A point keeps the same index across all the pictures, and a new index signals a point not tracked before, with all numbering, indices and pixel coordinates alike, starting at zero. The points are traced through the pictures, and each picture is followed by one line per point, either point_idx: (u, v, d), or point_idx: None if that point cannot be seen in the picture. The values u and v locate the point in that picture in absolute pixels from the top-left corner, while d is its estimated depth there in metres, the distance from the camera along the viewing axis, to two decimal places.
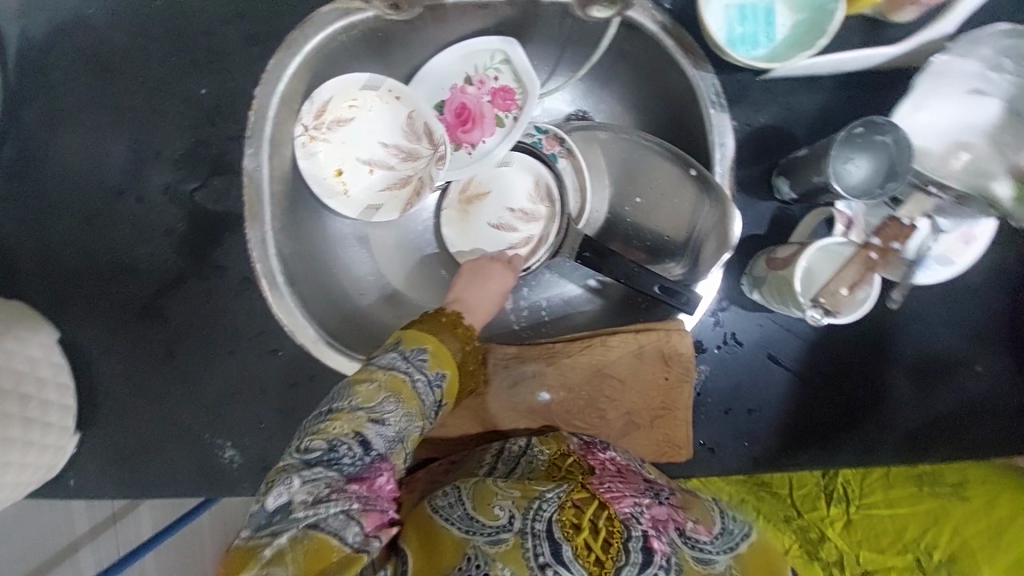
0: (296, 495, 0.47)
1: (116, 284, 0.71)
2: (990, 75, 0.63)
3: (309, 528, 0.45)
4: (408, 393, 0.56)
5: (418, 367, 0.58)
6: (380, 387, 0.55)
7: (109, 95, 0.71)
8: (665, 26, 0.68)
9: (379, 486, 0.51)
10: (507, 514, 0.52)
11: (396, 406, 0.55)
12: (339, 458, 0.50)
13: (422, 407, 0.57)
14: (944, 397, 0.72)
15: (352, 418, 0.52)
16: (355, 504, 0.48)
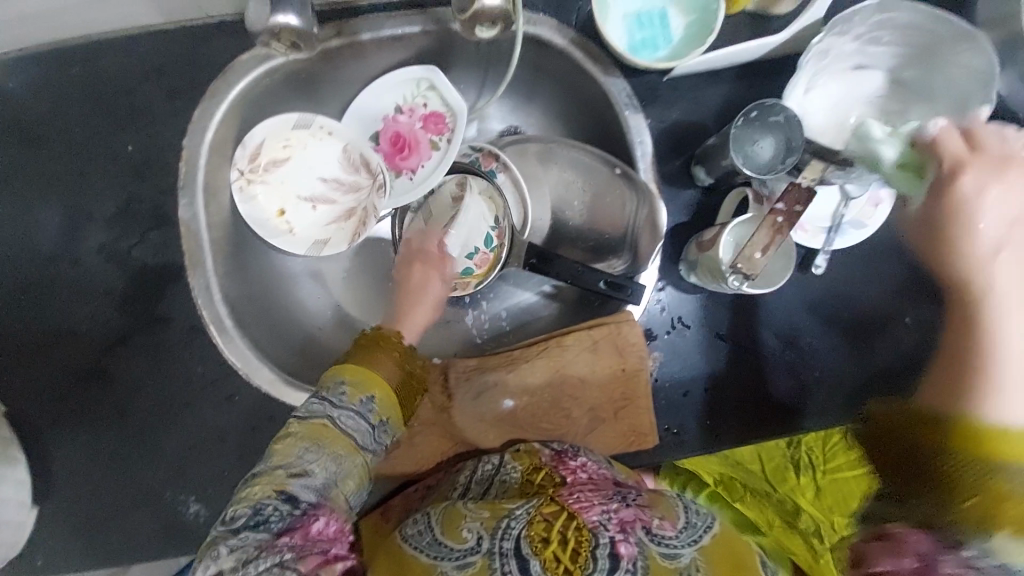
0: (225, 563, 0.45)
1: (59, 351, 0.70)
2: (869, 49, 0.69)
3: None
4: (331, 434, 0.55)
5: (340, 406, 0.57)
6: (298, 438, 0.54)
7: (32, 160, 0.70)
8: (573, 40, 0.73)
9: (314, 531, 0.48)
10: (474, 536, 0.53)
11: (319, 453, 0.54)
12: (265, 519, 0.48)
13: (353, 442, 0.56)
14: (883, 351, 0.77)
15: (272, 477, 0.51)
16: (289, 555, 0.45)
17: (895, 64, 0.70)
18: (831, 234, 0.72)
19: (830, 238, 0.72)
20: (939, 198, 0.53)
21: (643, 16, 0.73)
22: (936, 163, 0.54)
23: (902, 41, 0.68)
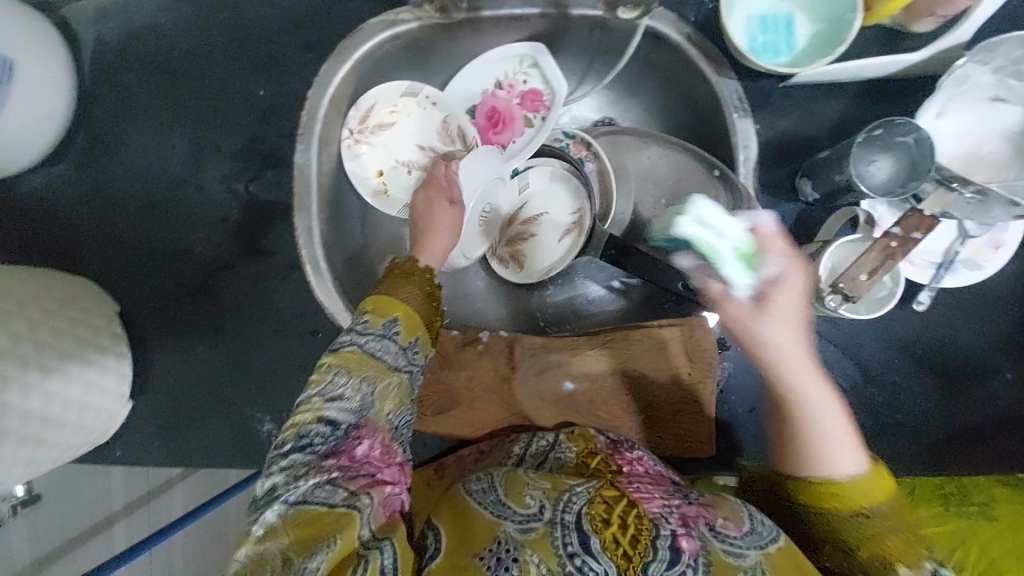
0: (278, 479, 0.47)
1: (173, 265, 0.77)
2: (1010, 82, 0.64)
3: (297, 505, 0.45)
4: (359, 359, 0.53)
5: (364, 333, 0.54)
6: (327, 365, 0.53)
7: (174, 92, 0.78)
8: (690, 36, 0.71)
9: (357, 455, 0.50)
10: (537, 503, 0.51)
11: (348, 376, 0.52)
12: (309, 439, 0.49)
13: (381, 365, 0.54)
14: (974, 405, 0.71)
15: (310, 404, 0.51)
16: (337, 475, 0.48)
17: None
18: (941, 271, 0.67)
19: (939, 275, 0.67)
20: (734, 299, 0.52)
21: (769, 18, 0.71)
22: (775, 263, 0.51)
23: None
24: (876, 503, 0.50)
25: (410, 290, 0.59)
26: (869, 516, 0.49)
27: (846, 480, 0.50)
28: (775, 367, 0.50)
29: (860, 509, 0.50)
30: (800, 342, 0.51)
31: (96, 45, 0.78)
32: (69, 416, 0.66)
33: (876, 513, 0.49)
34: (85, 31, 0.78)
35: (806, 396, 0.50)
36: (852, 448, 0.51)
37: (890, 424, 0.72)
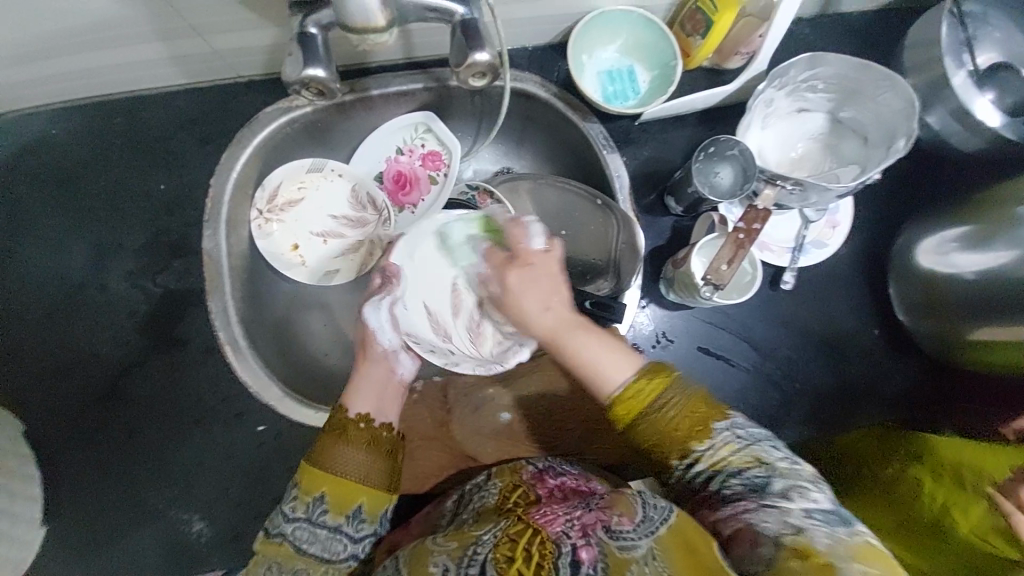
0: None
1: (79, 372, 0.74)
2: (808, 95, 0.79)
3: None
4: (287, 552, 0.57)
5: (292, 518, 0.57)
6: (260, 560, 0.57)
7: (69, 197, 0.78)
8: (555, 92, 0.83)
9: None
10: (441, 568, 0.51)
11: (278, 573, 0.56)
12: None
13: (309, 557, 0.57)
14: (851, 366, 0.82)
15: None
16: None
17: (832, 106, 0.80)
18: (795, 254, 0.79)
19: (795, 256, 0.79)
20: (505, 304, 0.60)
21: (614, 72, 0.84)
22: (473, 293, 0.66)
23: (834, 90, 0.78)
24: (660, 395, 0.52)
25: (344, 455, 0.59)
26: (665, 400, 0.51)
27: (623, 390, 0.53)
28: (534, 326, 0.58)
29: (652, 409, 0.51)
30: (549, 302, 0.58)
31: None
32: None
33: (666, 408, 0.51)
34: None
35: (565, 337, 0.57)
36: (621, 357, 0.55)
37: (788, 395, 0.81)
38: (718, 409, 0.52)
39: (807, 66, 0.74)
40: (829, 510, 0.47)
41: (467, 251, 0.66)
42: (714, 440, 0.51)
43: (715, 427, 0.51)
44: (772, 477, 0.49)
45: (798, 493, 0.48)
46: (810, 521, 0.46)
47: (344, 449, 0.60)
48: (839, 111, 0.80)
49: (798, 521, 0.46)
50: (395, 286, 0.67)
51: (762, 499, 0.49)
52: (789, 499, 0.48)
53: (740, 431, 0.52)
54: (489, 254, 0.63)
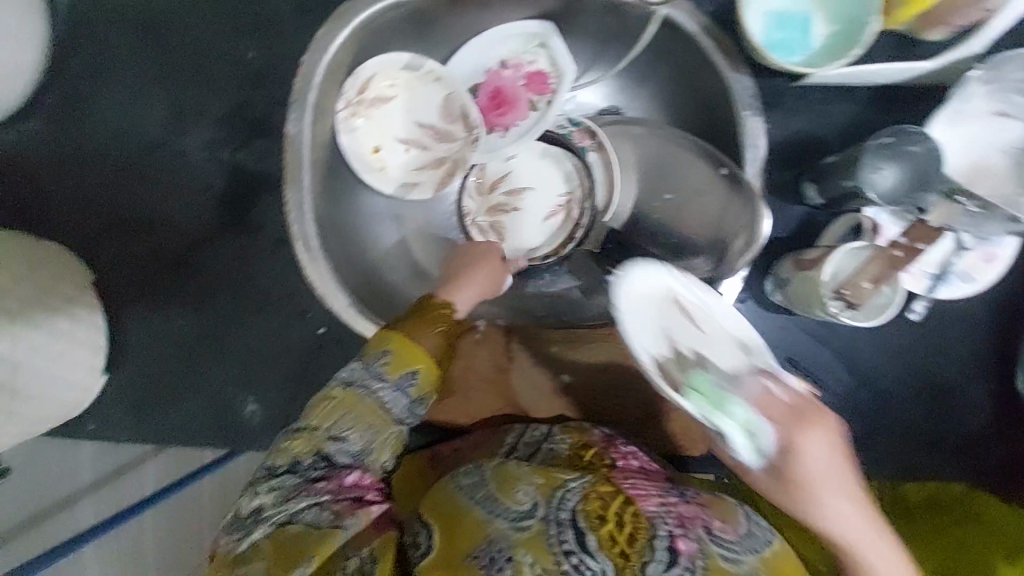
0: (267, 499, 0.53)
1: (152, 236, 0.73)
2: (1013, 97, 0.65)
3: (285, 524, 0.51)
4: (367, 407, 0.56)
5: (379, 381, 0.57)
6: (335, 406, 0.56)
7: (157, 48, 0.72)
8: (705, 27, 0.70)
9: (347, 484, 0.54)
10: (530, 501, 0.52)
11: (352, 424, 0.56)
12: (303, 465, 0.54)
13: (385, 418, 0.57)
14: (957, 417, 0.72)
15: (310, 438, 0.55)
16: (326, 498, 0.53)
17: None
18: (935, 282, 0.69)
19: (934, 285, 0.68)
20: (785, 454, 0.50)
21: (785, 16, 0.69)
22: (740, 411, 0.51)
23: None
24: None
25: (425, 333, 0.60)
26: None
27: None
28: (819, 519, 0.52)
29: None
30: (838, 480, 0.51)
31: None
32: (38, 388, 0.62)
33: None
34: None
35: (822, 485, 0.50)
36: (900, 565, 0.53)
37: (877, 429, 0.72)
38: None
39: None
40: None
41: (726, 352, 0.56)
42: None
43: None
44: None
45: None
46: None
47: (425, 330, 0.60)
48: None
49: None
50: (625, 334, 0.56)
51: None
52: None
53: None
54: (765, 398, 0.51)
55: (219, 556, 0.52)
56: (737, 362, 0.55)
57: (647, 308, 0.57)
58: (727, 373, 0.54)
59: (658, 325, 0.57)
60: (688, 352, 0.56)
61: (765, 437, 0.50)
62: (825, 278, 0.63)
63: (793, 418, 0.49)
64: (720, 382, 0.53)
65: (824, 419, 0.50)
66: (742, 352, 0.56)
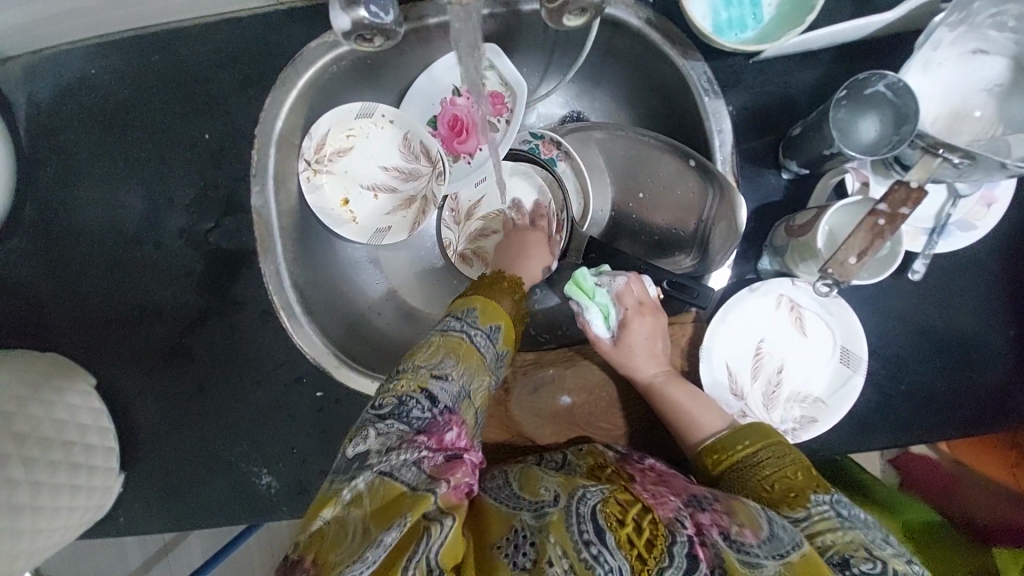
0: (372, 445, 0.49)
1: (144, 329, 0.74)
2: (990, 33, 0.60)
3: (383, 476, 0.46)
4: (466, 349, 0.58)
5: (473, 325, 0.60)
6: (437, 348, 0.57)
7: (116, 146, 0.74)
8: (649, 19, 0.67)
9: (446, 439, 0.52)
10: (551, 493, 0.50)
11: (454, 365, 0.57)
12: (407, 407, 0.52)
13: (479, 362, 0.59)
14: (974, 373, 0.70)
15: (415, 375, 0.55)
16: (424, 454, 0.49)
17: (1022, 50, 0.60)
18: (932, 237, 0.65)
19: (932, 241, 0.65)
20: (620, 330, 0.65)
21: None
22: (619, 318, 0.65)
23: None
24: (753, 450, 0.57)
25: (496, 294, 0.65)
26: (758, 460, 0.56)
27: (717, 440, 0.59)
28: (639, 374, 0.66)
29: (742, 463, 0.57)
30: (656, 354, 0.66)
31: (26, 109, 0.73)
32: (60, 500, 0.64)
33: (764, 463, 0.56)
34: (13, 95, 0.73)
35: (658, 385, 0.65)
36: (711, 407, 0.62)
37: (894, 398, 0.70)
38: (817, 483, 0.53)
39: None
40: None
41: (821, 361, 0.68)
42: (808, 507, 0.51)
43: (812, 498, 0.52)
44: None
45: None
46: None
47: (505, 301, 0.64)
48: None
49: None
50: (713, 342, 0.67)
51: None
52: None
53: (842, 508, 0.50)
54: (623, 296, 0.65)
55: (321, 498, 0.47)
56: (819, 375, 0.68)
57: (743, 317, 0.68)
58: (605, 275, 0.66)
59: (748, 332, 0.68)
60: (771, 353, 0.68)
61: (617, 316, 0.65)
62: (821, 244, 0.59)
63: (641, 309, 0.64)
64: (600, 281, 0.66)
65: (656, 309, 0.66)
66: (837, 367, 0.67)
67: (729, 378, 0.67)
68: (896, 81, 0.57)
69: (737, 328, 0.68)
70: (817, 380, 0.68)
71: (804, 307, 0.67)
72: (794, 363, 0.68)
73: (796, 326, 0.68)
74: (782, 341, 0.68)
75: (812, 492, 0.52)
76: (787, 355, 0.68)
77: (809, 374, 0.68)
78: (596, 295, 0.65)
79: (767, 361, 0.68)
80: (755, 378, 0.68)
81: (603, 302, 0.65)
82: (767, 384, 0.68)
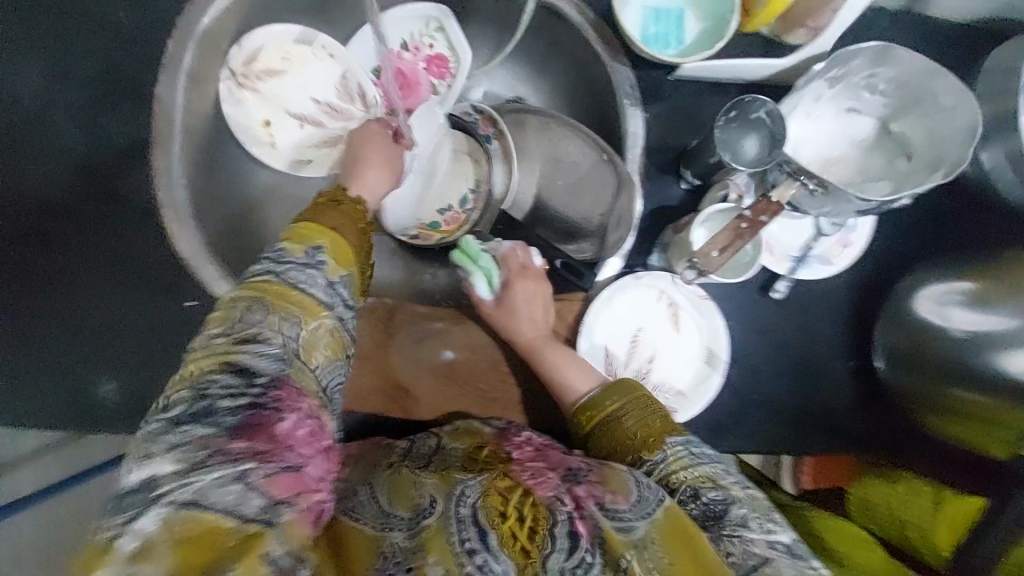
0: (166, 467, 0.42)
1: (1, 202, 0.67)
2: (864, 94, 0.71)
3: (184, 507, 0.40)
4: (280, 288, 0.53)
5: (283, 262, 0.55)
6: (240, 301, 0.52)
7: (15, 1, 0.67)
8: (591, 19, 0.72)
9: (276, 433, 0.46)
10: (427, 499, 0.52)
11: (268, 315, 0.51)
12: (210, 399, 0.45)
13: (309, 303, 0.54)
14: (816, 394, 0.78)
15: (216, 352, 0.48)
16: (251, 466, 0.43)
17: (886, 112, 0.72)
18: (796, 264, 0.74)
19: (795, 266, 0.74)
20: (504, 291, 0.70)
21: (661, 11, 0.74)
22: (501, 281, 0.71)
23: (895, 93, 0.70)
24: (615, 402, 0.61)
25: (333, 218, 0.61)
26: (618, 416, 0.60)
27: (588, 401, 0.63)
28: (516, 334, 0.70)
29: (609, 417, 0.61)
30: (535, 318, 0.70)
31: None
32: None
33: (625, 418, 0.60)
34: None
35: (543, 345, 0.68)
36: (583, 371, 0.66)
37: (747, 404, 0.76)
38: (672, 427, 0.58)
39: (872, 60, 0.66)
40: (786, 547, 0.49)
41: (688, 355, 0.73)
42: (665, 450, 0.56)
43: (669, 441, 0.57)
44: (733, 504, 0.52)
45: (764, 525, 0.50)
46: (777, 551, 0.48)
47: (331, 215, 0.61)
48: (891, 120, 0.72)
49: (762, 554, 0.48)
50: (593, 322, 0.72)
51: (717, 524, 0.51)
52: (753, 527, 0.50)
53: (695, 448, 0.57)
54: (507, 257, 0.72)
55: (90, 553, 0.39)
56: (685, 367, 0.73)
57: (625, 305, 0.73)
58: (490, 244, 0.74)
59: (627, 319, 0.73)
60: (645, 341, 0.73)
61: (500, 279, 0.71)
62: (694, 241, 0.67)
63: (521, 271, 0.71)
64: (485, 248, 0.72)
65: (538, 275, 0.72)
66: (701, 363, 0.73)
67: (604, 356, 0.72)
68: (773, 109, 0.66)
69: (617, 313, 0.73)
70: (683, 371, 0.73)
71: (680, 303, 0.73)
72: (665, 354, 0.73)
73: (670, 319, 0.73)
74: (657, 332, 0.73)
75: (666, 435, 0.58)
76: (660, 345, 0.73)
77: (676, 366, 0.73)
78: (483, 258, 0.71)
79: (642, 349, 0.73)
80: (627, 361, 0.73)
81: (488, 263, 0.71)
82: (637, 369, 0.73)
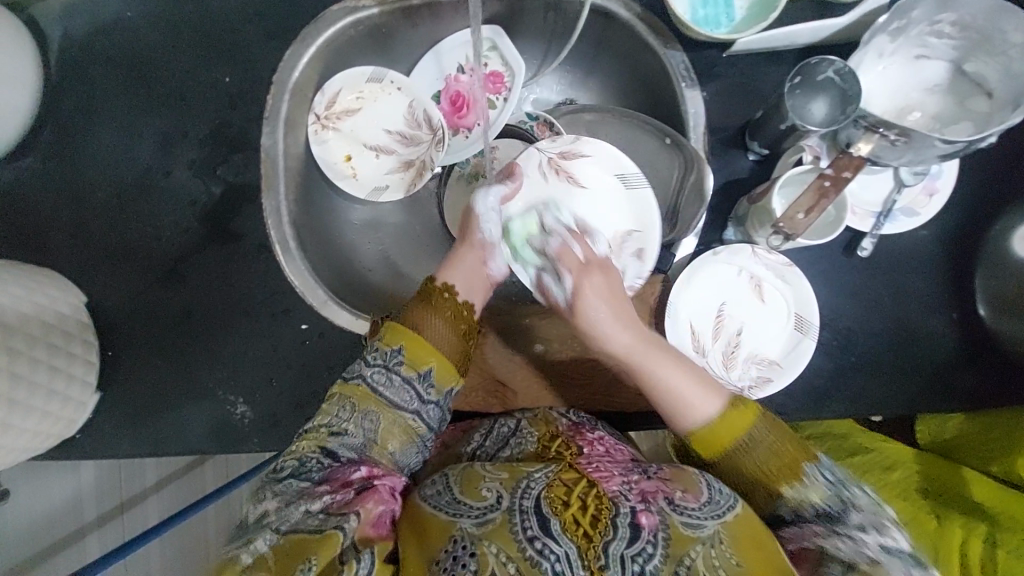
0: (271, 505, 0.51)
1: (142, 252, 0.78)
2: (930, 40, 0.69)
3: (287, 533, 0.48)
4: (364, 392, 0.57)
5: (372, 363, 0.58)
6: (335, 397, 0.58)
7: (139, 82, 0.79)
8: (637, 12, 0.75)
9: (352, 479, 0.52)
10: (495, 493, 0.50)
11: (351, 412, 0.57)
12: (307, 464, 0.53)
13: (381, 402, 0.57)
14: (919, 352, 0.75)
15: (315, 436, 0.55)
16: (327, 501, 0.50)
17: (957, 55, 0.70)
18: (880, 220, 0.73)
19: (879, 222, 0.73)
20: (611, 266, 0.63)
21: None
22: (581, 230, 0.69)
23: (962, 35, 0.67)
24: (743, 433, 0.55)
25: (428, 319, 0.61)
26: (748, 442, 0.55)
27: (706, 427, 0.56)
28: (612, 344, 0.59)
29: (733, 447, 0.55)
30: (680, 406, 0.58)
31: (60, 40, 0.79)
32: (35, 401, 0.66)
33: (751, 444, 0.55)
34: (50, 27, 0.79)
35: (639, 358, 0.58)
36: (703, 389, 0.57)
37: (845, 368, 0.75)
38: (805, 451, 0.55)
39: (934, 8, 0.65)
40: (909, 554, 0.49)
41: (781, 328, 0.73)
42: (804, 479, 0.54)
43: (807, 468, 0.54)
44: (849, 511, 0.52)
45: (875, 528, 0.50)
46: (889, 557, 0.48)
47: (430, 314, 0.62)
48: (963, 62, 0.70)
49: (872, 553, 0.48)
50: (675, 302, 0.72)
51: (838, 528, 0.51)
52: (871, 532, 0.50)
53: (825, 473, 0.54)
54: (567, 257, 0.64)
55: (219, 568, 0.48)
56: (777, 338, 0.73)
57: (708, 283, 0.73)
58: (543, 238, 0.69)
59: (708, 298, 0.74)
60: (734, 317, 0.74)
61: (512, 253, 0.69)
62: (775, 207, 0.67)
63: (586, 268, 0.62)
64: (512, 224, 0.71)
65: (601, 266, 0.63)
66: (792, 331, 0.72)
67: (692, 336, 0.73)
68: (842, 67, 0.67)
69: (699, 293, 0.73)
70: (774, 343, 0.73)
71: (764, 277, 0.73)
72: (754, 329, 0.73)
73: (755, 295, 0.74)
74: (744, 309, 0.74)
75: (801, 467, 0.54)
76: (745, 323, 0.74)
77: (766, 339, 0.73)
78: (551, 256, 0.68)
79: (731, 326, 0.74)
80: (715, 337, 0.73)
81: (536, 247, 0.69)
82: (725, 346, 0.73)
